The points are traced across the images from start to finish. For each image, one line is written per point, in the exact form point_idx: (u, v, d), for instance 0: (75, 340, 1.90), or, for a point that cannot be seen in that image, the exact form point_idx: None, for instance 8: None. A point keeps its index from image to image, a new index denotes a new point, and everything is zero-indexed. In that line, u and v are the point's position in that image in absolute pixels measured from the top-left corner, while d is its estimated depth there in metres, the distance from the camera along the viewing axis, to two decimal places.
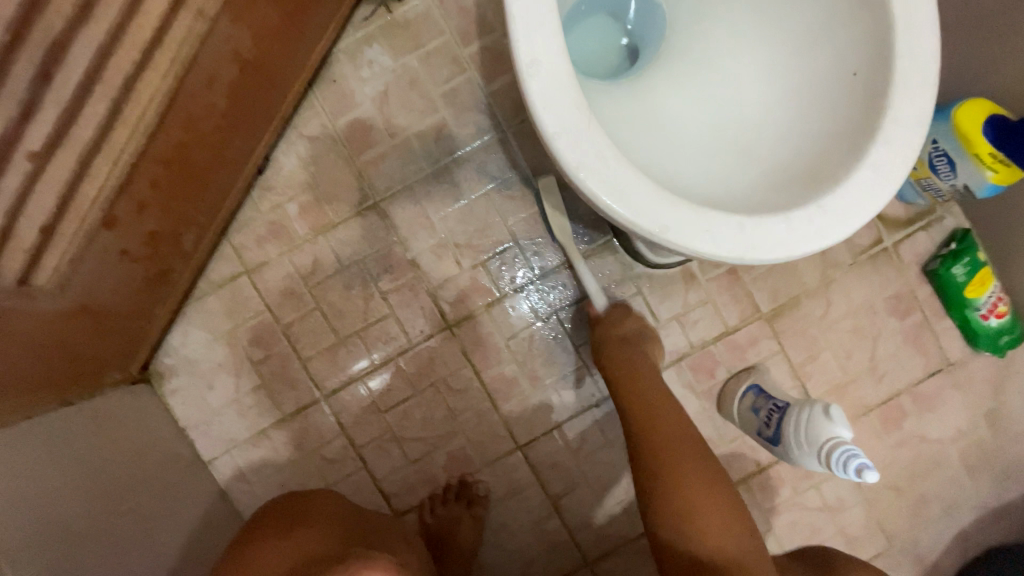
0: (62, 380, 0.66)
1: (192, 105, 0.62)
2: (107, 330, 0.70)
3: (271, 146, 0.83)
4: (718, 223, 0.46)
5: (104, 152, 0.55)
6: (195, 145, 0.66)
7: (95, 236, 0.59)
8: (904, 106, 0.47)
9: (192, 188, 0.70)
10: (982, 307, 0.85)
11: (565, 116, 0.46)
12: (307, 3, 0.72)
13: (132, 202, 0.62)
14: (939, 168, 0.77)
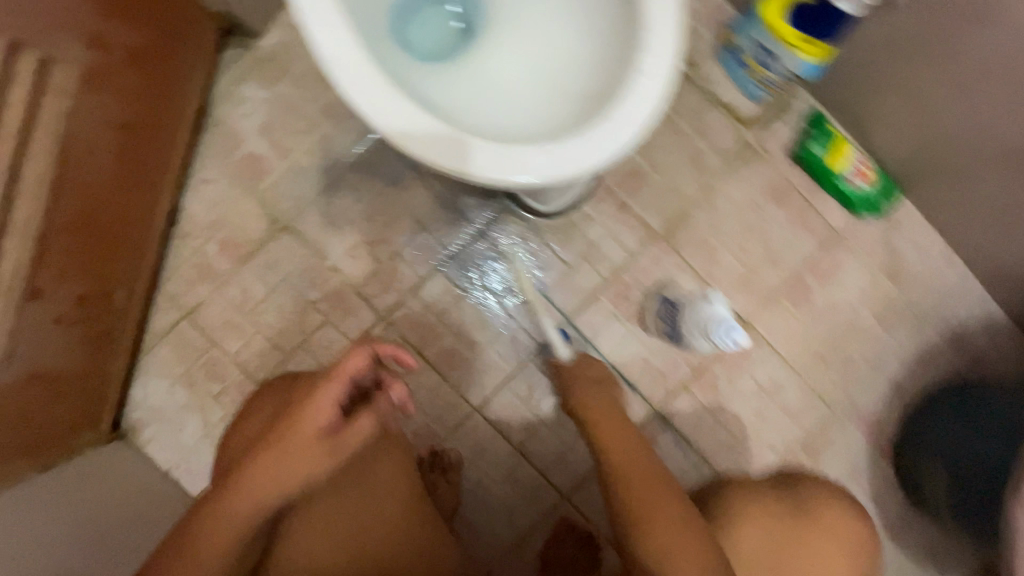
0: (35, 445, 0.73)
1: (82, 174, 0.70)
2: (64, 394, 0.77)
3: (176, 197, 0.90)
4: (529, 154, 0.55)
5: (13, 232, 0.62)
6: (96, 208, 0.73)
7: (23, 309, 0.66)
8: (659, 20, 0.56)
9: (106, 248, 0.77)
10: (848, 175, 0.92)
11: (376, 96, 0.54)
12: (167, 61, 0.79)
13: (51, 272, 0.69)
14: (767, 62, 0.85)
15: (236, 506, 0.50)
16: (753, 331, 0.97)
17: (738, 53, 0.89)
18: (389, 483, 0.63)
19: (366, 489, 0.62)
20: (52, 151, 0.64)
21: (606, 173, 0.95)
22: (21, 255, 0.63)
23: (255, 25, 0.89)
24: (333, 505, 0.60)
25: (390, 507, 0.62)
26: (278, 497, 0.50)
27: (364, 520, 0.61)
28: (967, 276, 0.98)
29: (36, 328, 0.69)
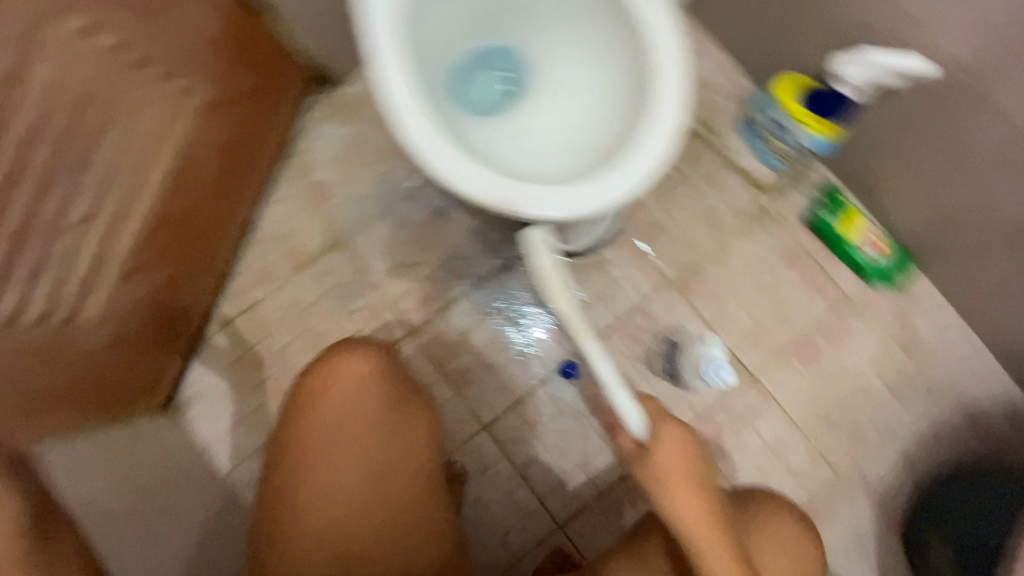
0: (103, 400, 0.86)
1: (192, 181, 0.86)
2: (136, 360, 0.90)
3: (256, 209, 1.06)
4: (549, 194, 0.66)
5: (131, 218, 0.78)
6: (194, 210, 0.89)
7: (120, 285, 0.81)
8: (664, 93, 0.68)
9: (193, 243, 0.92)
10: (861, 244, 0.97)
11: (428, 139, 0.67)
12: (269, 99, 0.97)
13: (150, 256, 0.84)
14: (777, 134, 0.94)
15: (317, 402, 0.72)
16: (759, 385, 1.00)
17: (756, 127, 0.99)
18: (418, 423, 0.76)
19: (398, 424, 0.74)
20: (173, 160, 0.80)
21: (626, 223, 1.04)
22: (128, 239, 0.79)
23: (341, 77, 1.07)
24: (373, 433, 0.72)
25: (417, 443, 0.75)
26: (342, 401, 0.72)
27: (394, 449, 0.73)
28: (982, 356, 0.99)
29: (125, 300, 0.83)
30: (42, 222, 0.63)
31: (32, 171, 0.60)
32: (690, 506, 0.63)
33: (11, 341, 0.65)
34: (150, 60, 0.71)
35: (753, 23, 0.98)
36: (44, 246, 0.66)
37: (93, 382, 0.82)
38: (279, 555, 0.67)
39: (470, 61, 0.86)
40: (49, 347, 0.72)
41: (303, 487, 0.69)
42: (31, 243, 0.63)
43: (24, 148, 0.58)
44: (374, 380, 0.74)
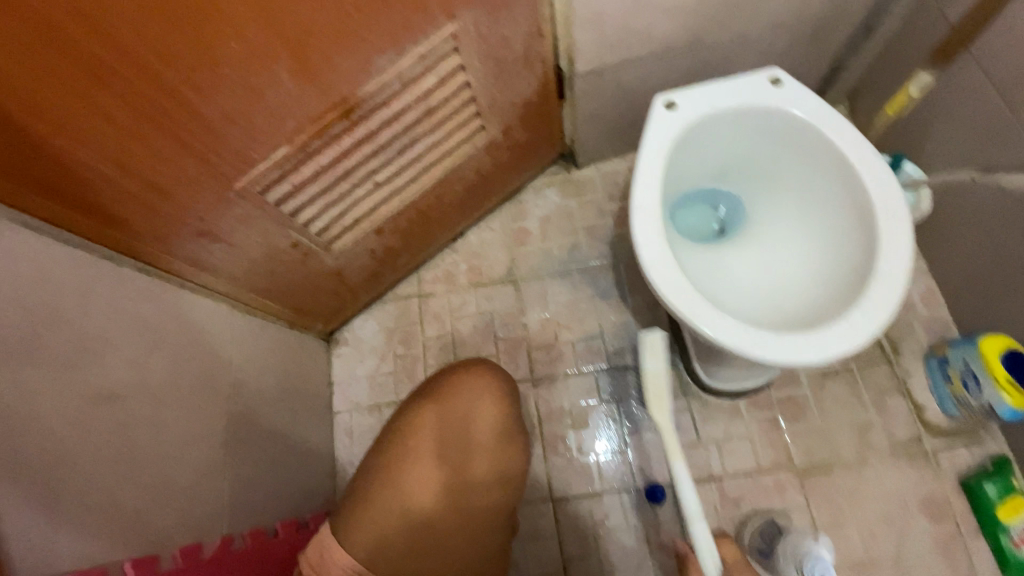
0: (298, 309, 1.06)
1: (445, 187, 1.08)
2: (335, 292, 1.10)
3: (469, 227, 1.27)
4: (731, 325, 0.73)
5: (399, 194, 0.99)
6: (434, 207, 1.11)
7: (369, 234, 1.02)
8: (879, 295, 0.71)
9: (419, 230, 1.14)
10: (1016, 535, 0.88)
11: (651, 235, 0.79)
12: (525, 154, 1.19)
13: (394, 224, 1.05)
14: (969, 385, 0.92)
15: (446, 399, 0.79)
16: None
17: (945, 364, 0.97)
18: (515, 462, 0.78)
19: (499, 456, 0.78)
20: (447, 169, 1.03)
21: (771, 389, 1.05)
22: (393, 206, 1.00)
23: (582, 160, 1.27)
24: (475, 451, 0.76)
25: (505, 481, 0.77)
26: (466, 409, 0.78)
27: (486, 476, 0.76)
28: None
29: (361, 248, 1.04)
30: (359, 174, 0.87)
31: (372, 142, 0.84)
32: None
33: (294, 236, 0.89)
34: (476, 101, 0.94)
35: (965, 271, 0.98)
36: (349, 188, 0.89)
37: (307, 291, 1.04)
38: (359, 520, 0.71)
39: (699, 194, 0.99)
40: (305, 252, 0.94)
41: (400, 465, 0.73)
42: (345, 184, 0.87)
43: (378, 126, 0.82)
44: (494, 405, 0.80)
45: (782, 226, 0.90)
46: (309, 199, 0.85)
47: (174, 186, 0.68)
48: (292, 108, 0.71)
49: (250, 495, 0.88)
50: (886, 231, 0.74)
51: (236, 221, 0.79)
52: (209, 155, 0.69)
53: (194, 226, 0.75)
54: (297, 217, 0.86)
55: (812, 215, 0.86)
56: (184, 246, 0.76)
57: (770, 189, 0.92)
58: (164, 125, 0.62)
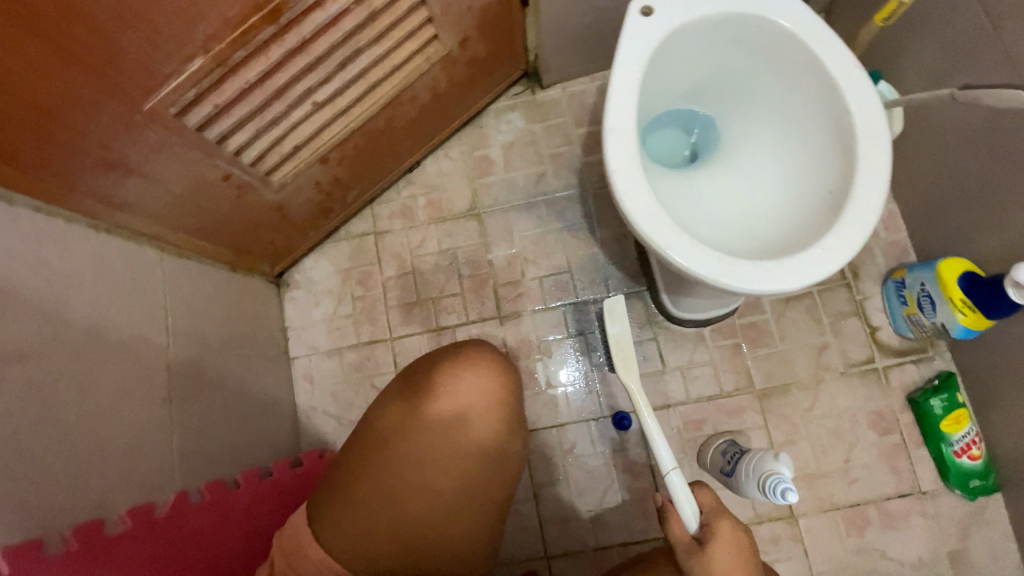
0: (239, 248, 0.98)
1: (396, 109, 0.97)
2: (279, 226, 1.02)
3: (424, 156, 1.18)
4: (705, 255, 0.71)
5: (343, 116, 0.88)
6: (384, 133, 1.01)
7: (312, 164, 0.92)
8: (855, 219, 0.69)
9: (369, 158, 1.04)
10: (956, 444, 0.95)
11: (624, 159, 0.73)
12: (483, 72, 1.08)
13: (340, 151, 0.95)
14: (924, 306, 0.94)
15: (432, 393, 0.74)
16: (793, 525, 0.98)
17: (902, 287, 0.99)
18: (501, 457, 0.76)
19: (491, 449, 0.75)
20: (398, 87, 0.91)
21: (736, 316, 1.06)
22: (339, 132, 0.90)
23: (547, 79, 1.17)
24: (465, 447, 0.74)
25: (497, 472, 0.75)
26: (456, 407, 0.74)
27: (478, 476, 0.74)
28: None
29: (304, 180, 0.94)
30: (296, 93, 0.75)
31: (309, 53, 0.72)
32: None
33: (225, 167, 0.80)
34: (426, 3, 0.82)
35: (931, 196, 0.98)
36: (285, 110, 0.78)
37: (247, 228, 0.96)
38: (344, 516, 0.72)
39: (671, 117, 0.93)
40: (239, 184, 0.85)
41: (387, 462, 0.73)
42: (279, 104, 0.76)
43: (314, 32, 0.70)
44: (486, 398, 0.75)
45: (757, 149, 0.86)
46: (239, 124, 0.74)
47: (60, 105, 0.57)
48: (202, 8, 0.59)
49: (204, 448, 0.83)
50: (864, 151, 0.71)
51: (150, 149, 0.68)
52: (101, 67, 0.57)
53: (97, 156, 0.64)
54: (225, 146, 0.76)
55: (788, 136, 0.82)
56: (87, 179, 0.66)
57: (746, 110, 0.87)
58: (32, 26, 0.50)
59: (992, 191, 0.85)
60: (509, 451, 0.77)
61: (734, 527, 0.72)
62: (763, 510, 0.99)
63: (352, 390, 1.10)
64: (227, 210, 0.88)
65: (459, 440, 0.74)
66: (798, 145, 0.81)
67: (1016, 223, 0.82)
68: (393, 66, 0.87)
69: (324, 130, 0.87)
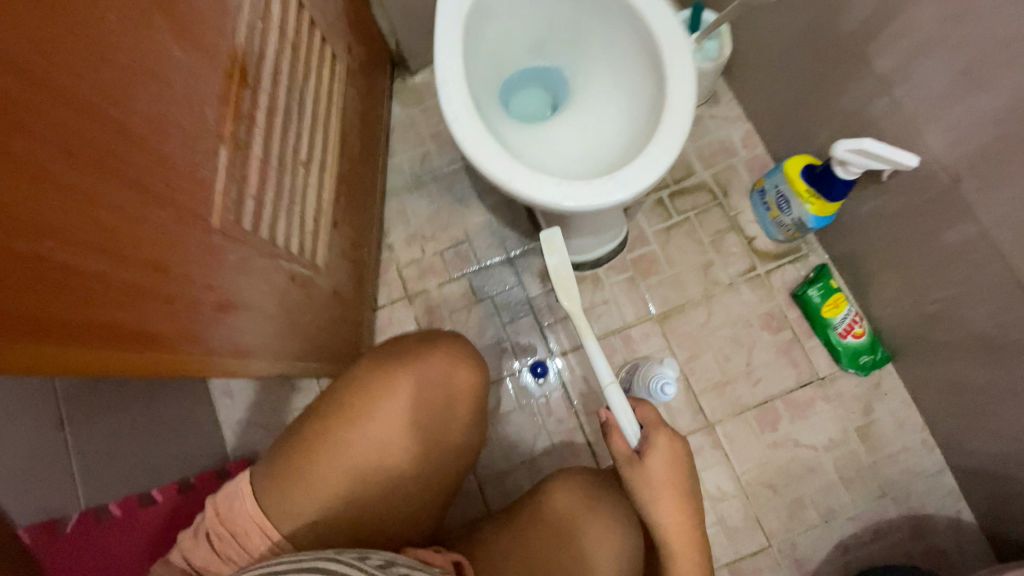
0: (329, 356, 0.91)
1: (348, 144, 0.98)
2: (340, 316, 0.96)
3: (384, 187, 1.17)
4: (546, 182, 0.76)
5: (326, 169, 0.87)
6: (354, 174, 1.01)
7: (330, 233, 0.90)
8: (673, 125, 0.75)
9: (356, 208, 1.03)
10: (839, 326, 1.02)
11: (459, 110, 0.78)
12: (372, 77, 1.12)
13: (341, 211, 0.95)
14: (782, 206, 1.01)
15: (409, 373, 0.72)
16: (712, 433, 1.03)
17: (763, 194, 1.06)
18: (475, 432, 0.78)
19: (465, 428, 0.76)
20: (338, 118, 0.93)
21: (626, 252, 1.13)
22: (326, 184, 0.87)
23: (414, 64, 1.21)
24: (440, 424, 0.73)
25: (459, 451, 0.75)
26: (448, 385, 0.74)
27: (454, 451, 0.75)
28: (942, 470, 1.00)
29: (330, 252, 0.90)
30: (289, 157, 0.74)
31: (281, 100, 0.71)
32: (672, 509, 0.65)
33: (286, 267, 0.74)
34: (316, 20, 0.84)
35: (772, 107, 1.06)
36: (292, 181, 0.76)
37: (323, 328, 0.88)
38: (296, 484, 0.67)
39: (523, 75, 0.99)
40: (302, 279, 0.79)
41: (345, 433, 0.68)
42: (286, 176, 0.74)
43: (272, 86, 0.69)
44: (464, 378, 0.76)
45: (597, 86, 0.92)
46: (271, 212, 0.70)
47: (163, 254, 0.47)
48: (203, 90, 0.53)
49: (121, 460, 0.85)
50: (671, 63, 0.77)
51: (237, 271, 0.60)
52: (173, 192, 0.48)
53: (205, 300, 0.55)
54: (277, 241, 0.71)
55: (619, 68, 0.88)
56: (203, 331, 0.55)
57: (583, 54, 0.93)
58: (118, 174, 0.41)
59: (814, 86, 0.93)
60: (473, 433, 0.78)
61: (672, 437, 0.69)
62: (684, 425, 1.04)
63: (274, 394, 1.11)
64: (310, 310, 0.82)
65: (434, 417, 0.72)
66: (628, 73, 0.86)
67: (838, 110, 0.90)
68: (326, 95, 0.88)
69: (319, 189, 0.85)
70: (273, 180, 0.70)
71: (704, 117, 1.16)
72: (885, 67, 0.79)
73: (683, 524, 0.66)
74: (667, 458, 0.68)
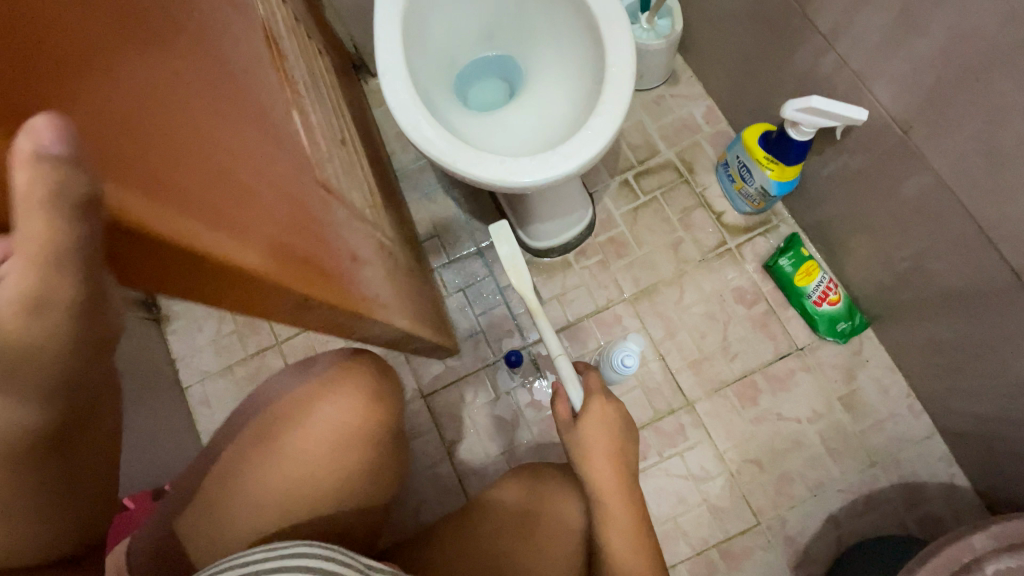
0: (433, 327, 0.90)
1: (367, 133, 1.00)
2: (426, 294, 0.96)
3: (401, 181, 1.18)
4: (491, 162, 0.75)
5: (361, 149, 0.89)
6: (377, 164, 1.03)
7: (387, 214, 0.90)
8: (613, 96, 0.75)
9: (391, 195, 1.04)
10: (813, 294, 0.99)
11: (401, 96, 0.78)
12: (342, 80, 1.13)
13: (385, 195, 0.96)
14: (746, 176, 1.00)
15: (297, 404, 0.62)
16: (692, 413, 1.01)
17: (727, 167, 1.05)
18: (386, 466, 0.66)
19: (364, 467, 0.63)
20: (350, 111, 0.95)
21: (595, 236, 1.12)
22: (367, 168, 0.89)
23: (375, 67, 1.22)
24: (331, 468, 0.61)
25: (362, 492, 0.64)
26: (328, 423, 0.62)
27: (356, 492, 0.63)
28: (931, 435, 0.97)
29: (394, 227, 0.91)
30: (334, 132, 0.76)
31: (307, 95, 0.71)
32: (605, 478, 0.68)
33: (373, 232, 0.74)
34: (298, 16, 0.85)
35: (729, 80, 1.05)
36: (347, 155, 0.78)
37: (420, 299, 0.89)
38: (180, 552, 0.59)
39: (476, 64, 0.99)
40: (385, 248, 0.78)
41: (234, 480, 0.60)
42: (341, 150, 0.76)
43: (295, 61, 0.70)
44: (362, 402, 0.63)
45: (549, 68, 0.91)
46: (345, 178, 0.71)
47: (302, 197, 0.48)
48: (258, 47, 0.53)
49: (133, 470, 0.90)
50: (609, 34, 0.77)
51: (345, 225, 0.60)
52: (278, 135, 0.49)
53: (342, 248, 0.55)
54: (361, 208, 0.72)
55: (565, 47, 0.88)
56: (353, 277, 0.56)
57: (531, 37, 0.93)
58: (237, 98, 0.41)
59: (765, 54, 0.93)
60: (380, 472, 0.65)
61: (605, 403, 0.72)
62: (663, 405, 1.02)
63: None
64: (403, 278, 0.82)
65: (329, 448, 0.61)
66: (574, 50, 0.86)
67: (791, 74, 0.89)
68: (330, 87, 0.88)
69: (364, 170, 0.86)
70: (332, 160, 0.69)
71: (665, 96, 1.16)
72: (825, 24, 0.78)
73: (616, 496, 0.67)
74: (602, 430, 0.70)
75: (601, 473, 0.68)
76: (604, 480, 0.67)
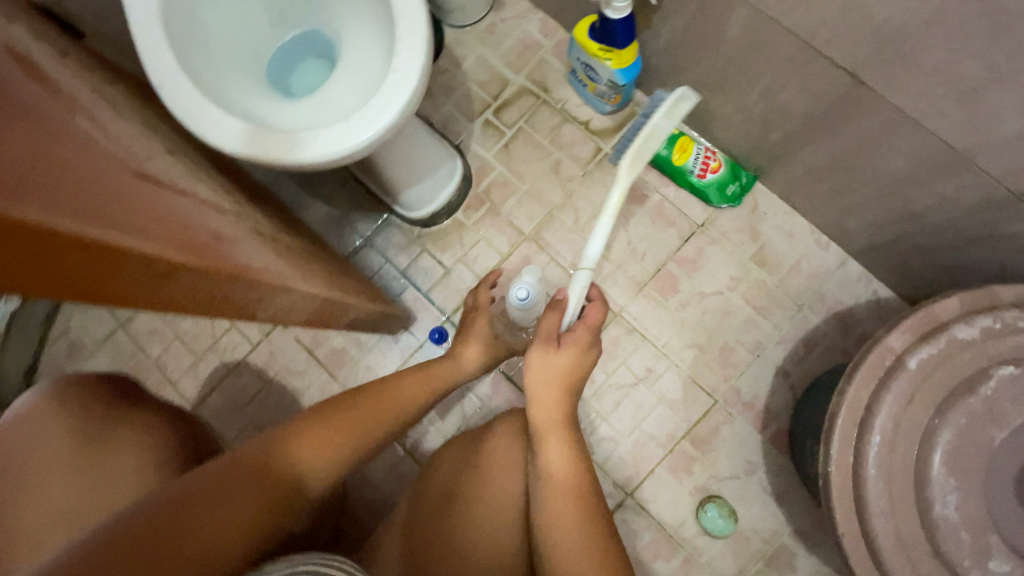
0: (369, 295, 0.90)
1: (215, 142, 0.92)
2: (343, 270, 0.94)
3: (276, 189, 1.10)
4: (309, 140, 0.70)
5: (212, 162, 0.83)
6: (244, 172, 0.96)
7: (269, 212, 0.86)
8: (409, 31, 0.70)
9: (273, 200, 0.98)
10: (695, 169, 0.99)
11: (187, 103, 0.70)
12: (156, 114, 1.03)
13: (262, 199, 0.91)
14: (593, 76, 0.97)
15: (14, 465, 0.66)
16: (622, 322, 1.00)
17: (576, 74, 1.02)
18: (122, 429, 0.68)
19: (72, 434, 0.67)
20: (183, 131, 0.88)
21: (475, 186, 1.08)
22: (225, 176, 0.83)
23: None
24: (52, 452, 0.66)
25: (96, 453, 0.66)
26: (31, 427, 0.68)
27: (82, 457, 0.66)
28: (844, 261, 0.98)
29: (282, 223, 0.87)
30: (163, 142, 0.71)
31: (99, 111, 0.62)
32: (550, 404, 0.68)
33: (250, 224, 0.71)
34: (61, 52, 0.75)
35: None
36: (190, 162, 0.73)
37: (337, 275, 0.85)
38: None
39: (283, 49, 0.92)
40: (276, 236, 0.77)
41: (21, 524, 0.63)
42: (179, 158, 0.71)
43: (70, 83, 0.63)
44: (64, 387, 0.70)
45: (354, 26, 0.84)
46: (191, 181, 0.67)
47: (167, 206, 0.54)
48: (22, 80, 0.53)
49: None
50: None
51: (199, 211, 0.60)
52: (62, 138, 0.49)
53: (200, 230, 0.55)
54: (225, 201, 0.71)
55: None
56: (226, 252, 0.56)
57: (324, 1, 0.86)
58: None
59: None
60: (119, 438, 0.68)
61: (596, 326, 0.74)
62: None
63: None
64: (311, 258, 0.81)
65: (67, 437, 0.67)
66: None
67: None
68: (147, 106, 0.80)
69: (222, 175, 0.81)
70: (158, 164, 0.62)
71: (496, 23, 1.11)
72: None
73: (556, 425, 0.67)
74: (564, 359, 0.71)
75: (545, 402, 0.68)
76: (548, 408, 0.68)
